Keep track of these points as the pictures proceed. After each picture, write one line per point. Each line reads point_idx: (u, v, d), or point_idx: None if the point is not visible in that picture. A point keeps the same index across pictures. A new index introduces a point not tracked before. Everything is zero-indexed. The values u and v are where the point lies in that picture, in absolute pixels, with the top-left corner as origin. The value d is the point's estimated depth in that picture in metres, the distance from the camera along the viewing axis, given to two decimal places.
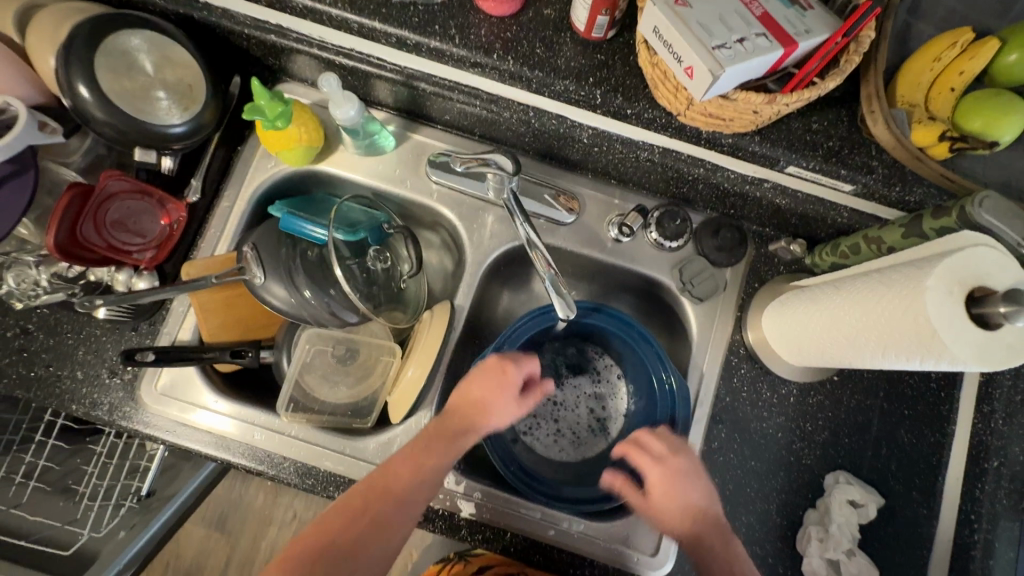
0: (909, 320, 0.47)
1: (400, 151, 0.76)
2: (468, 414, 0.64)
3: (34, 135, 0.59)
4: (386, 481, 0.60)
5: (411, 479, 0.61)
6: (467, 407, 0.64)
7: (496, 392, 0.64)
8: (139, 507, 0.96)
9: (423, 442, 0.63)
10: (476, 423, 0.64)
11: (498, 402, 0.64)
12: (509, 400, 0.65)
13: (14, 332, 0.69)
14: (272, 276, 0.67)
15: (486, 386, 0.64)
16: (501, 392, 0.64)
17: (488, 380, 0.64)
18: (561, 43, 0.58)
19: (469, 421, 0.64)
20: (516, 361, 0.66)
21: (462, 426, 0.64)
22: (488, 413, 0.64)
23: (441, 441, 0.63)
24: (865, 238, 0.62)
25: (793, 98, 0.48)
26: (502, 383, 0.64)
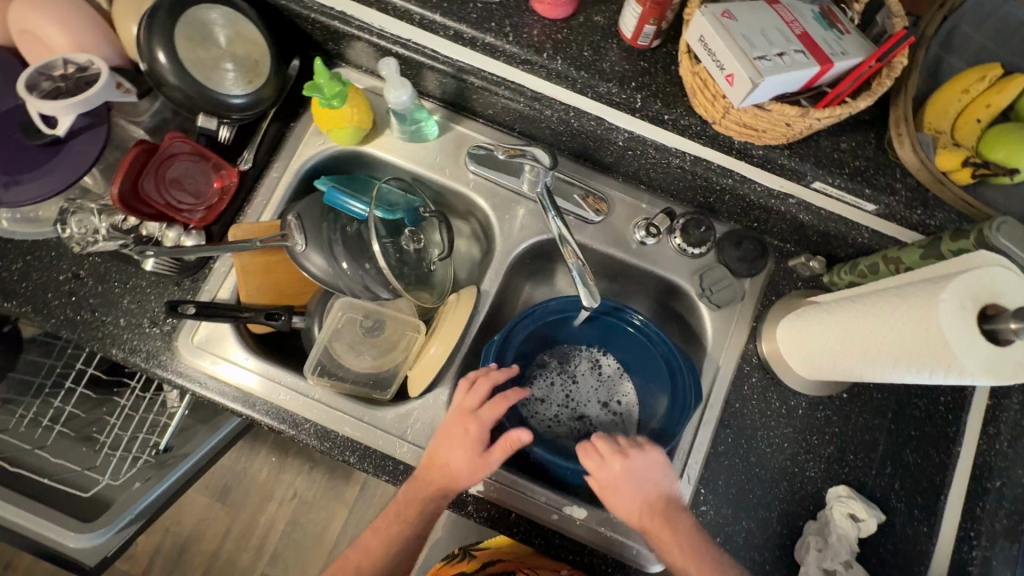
0: (920, 332, 0.49)
1: (442, 141, 0.80)
2: (443, 478, 0.65)
3: (111, 93, 0.64)
4: (387, 526, 0.68)
5: (403, 525, 0.67)
6: (439, 469, 0.65)
7: (460, 455, 0.64)
8: (155, 461, 0.97)
9: (410, 499, 0.66)
10: (452, 484, 0.65)
11: (462, 464, 0.64)
12: (476, 460, 0.65)
13: (67, 276, 0.74)
14: (313, 244, 0.70)
15: (452, 449, 0.65)
16: (470, 454, 0.65)
17: (454, 445, 0.65)
18: (608, 48, 0.62)
19: (443, 483, 0.65)
20: (474, 414, 0.66)
21: (438, 488, 0.65)
22: (455, 477, 0.64)
23: (423, 496, 0.65)
24: (885, 258, 0.65)
25: (826, 114, 0.51)
26: (466, 444, 0.65)
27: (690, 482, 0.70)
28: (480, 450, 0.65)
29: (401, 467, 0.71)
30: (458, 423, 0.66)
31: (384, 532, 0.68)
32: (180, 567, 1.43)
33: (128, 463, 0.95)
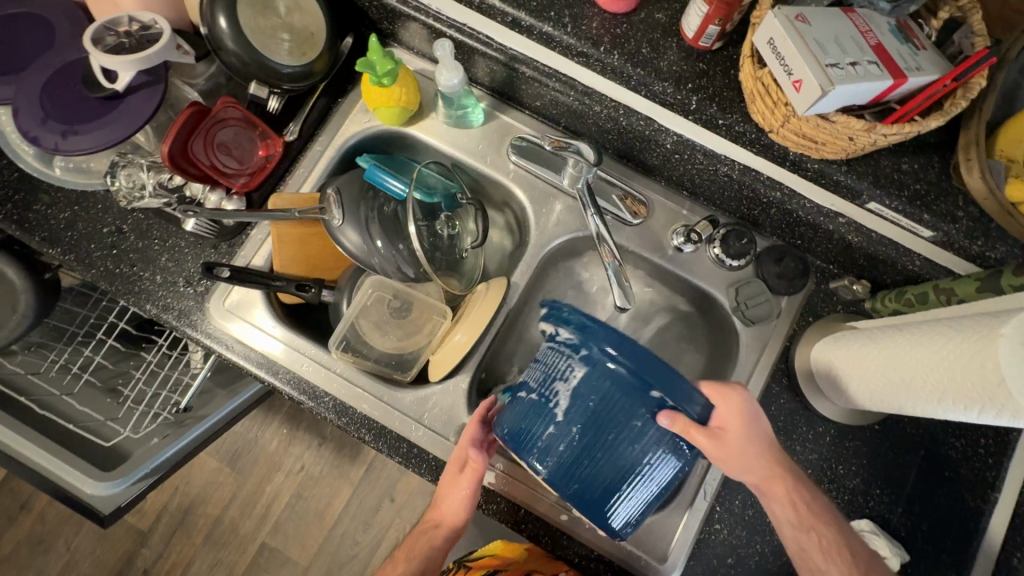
0: (974, 366, 0.47)
1: (486, 128, 0.79)
2: (440, 508, 0.65)
3: (171, 53, 0.65)
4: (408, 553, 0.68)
5: (420, 553, 0.66)
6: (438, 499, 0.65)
7: (441, 475, 0.66)
8: (174, 420, 0.99)
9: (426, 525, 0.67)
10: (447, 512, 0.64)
11: (443, 487, 0.65)
12: (461, 487, 0.63)
13: (110, 229, 0.75)
14: (350, 220, 0.71)
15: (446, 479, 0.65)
16: (452, 487, 0.64)
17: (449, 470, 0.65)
18: (667, 47, 0.61)
19: (440, 514, 0.65)
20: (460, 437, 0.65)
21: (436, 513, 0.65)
22: (439, 500, 0.65)
23: (435, 521, 0.66)
24: (936, 288, 0.62)
25: (893, 130, 0.48)
26: (454, 472, 0.64)
27: (707, 497, 0.68)
28: (454, 474, 0.64)
29: (415, 450, 0.71)
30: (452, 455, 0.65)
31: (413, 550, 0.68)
32: (185, 526, 1.46)
33: (150, 418, 0.98)
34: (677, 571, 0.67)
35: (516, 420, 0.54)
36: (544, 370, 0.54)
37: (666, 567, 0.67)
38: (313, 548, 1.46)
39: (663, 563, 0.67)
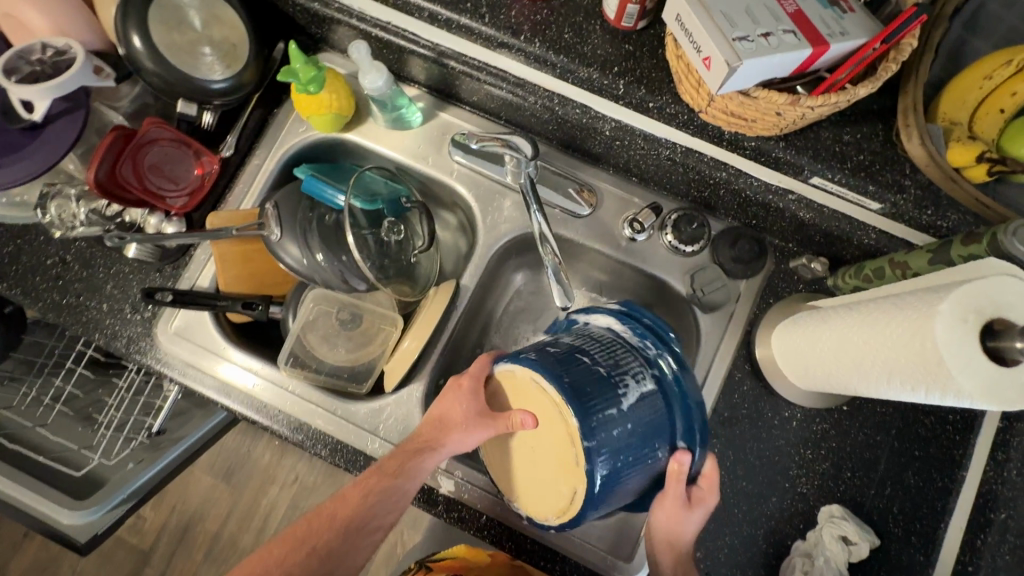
0: (915, 346, 0.44)
1: (427, 128, 0.77)
2: (431, 436, 0.61)
3: (87, 78, 0.64)
4: (366, 485, 0.59)
5: (387, 483, 0.59)
6: (432, 425, 0.61)
7: (455, 408, 0.60)
8: (150, 444, 0.99)
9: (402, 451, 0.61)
10: (439, 442, 0.60)
11: (459, 417, 0.59)
12: (464, 419, 0.58)
13: (54, 260, 0.74)
14: (288, 234, 0.69)
15: (448, 408, 0.60)
16: (468, 421, 0.58)
17: (453, 401, 0.60)
18: (591, 30, 0.58)
19: (430, 441, 0.61)
20: (476, 375, 0.60)
21: (424, 439, 0.61)
22: (450, 431, 0.59)
23: (417, 452, 0.60)
24: (891, 262, 0.59)
25: (819, 102, 0.46)
26: (464, 402, 0.59)
27: None
28: (475, 410, 0.58)
29: (373, 463, 0.70)
30: (463, 387, 0.60)
31: (362, 493, 0.59)
32: (186, 543, 1.47)
33: (125, 443, 0.98)
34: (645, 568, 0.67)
35: (580, 383, 0.51)
36: (611, 357, 0.54)
37: (633, 565, 0.66)
38: None
39: (630, 562, 0.66)
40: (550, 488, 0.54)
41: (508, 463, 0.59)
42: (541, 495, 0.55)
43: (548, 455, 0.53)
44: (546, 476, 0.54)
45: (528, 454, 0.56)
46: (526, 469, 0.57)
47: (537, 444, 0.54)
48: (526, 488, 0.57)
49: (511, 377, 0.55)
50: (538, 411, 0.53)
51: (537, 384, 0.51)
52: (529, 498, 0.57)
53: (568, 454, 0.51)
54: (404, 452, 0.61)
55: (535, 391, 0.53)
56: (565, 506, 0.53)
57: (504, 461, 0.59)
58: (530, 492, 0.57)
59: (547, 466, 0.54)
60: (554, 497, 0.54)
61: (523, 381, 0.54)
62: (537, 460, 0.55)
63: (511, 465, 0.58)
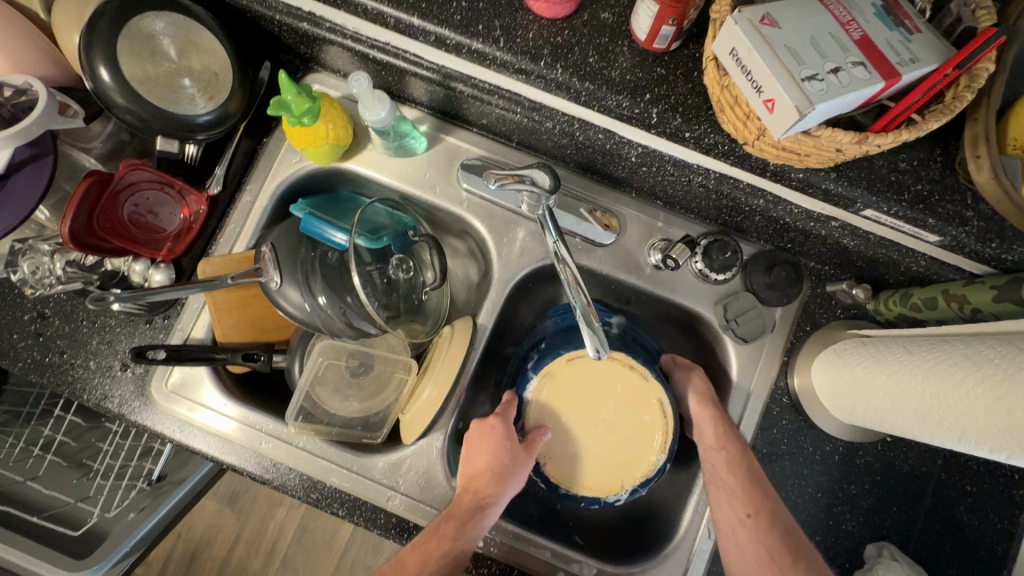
0: (1002, 410, 0.40)
1: (432, 154, 0.71)
2: (482, 489, 0.60)
3: (53, 120, 0.57)
4: (427, 553, 0.55)
5: (448, 547, 0.56)
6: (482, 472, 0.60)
7: (493, 451, 0.61)
8: (150, 490, 0.94)
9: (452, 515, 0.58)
10: (494, 491, 0.60)
11: (502, 457, 0.61)
12: (511, 458, 0.61)
13: (31, 315, 0.68)
14: (288, 279, 0.63)
15: (489, 452, 0.61)
16: (514, 456, 0.62)
17: (487, 446, 0.62)
18: (618, 52, 0.52)
19: (484, 493, 0.60)
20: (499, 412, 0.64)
21: (472, 491, 0.60)
22: (498, 475, 0.60)
23: (472, 504, 0.59)
24: (945, 293, 0.55)
25: (888, 140, 0.41)
26: (499, 442, 0.62)
27: (711, 535, 0.64)
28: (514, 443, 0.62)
29: (394, 519, 0.66)
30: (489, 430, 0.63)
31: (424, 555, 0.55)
32: (193, 570, 1.44)
33: (123, 492, 0.93)
34: None
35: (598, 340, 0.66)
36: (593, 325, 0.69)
37: None
38: None
39: None
40: (636, 425, 0.65)
41: (590, 463, 0.65)
42: (636, 453, 0.65)
43: (620, 407, 0.65)
44: (628, 432, 0.65)
45: (602, 432, 0.65)
46: (611, 442, 0.65)
47: (606, 410, 0.65)
48: (620, 467, 0.65)
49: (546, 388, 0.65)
50: (589, 384, 0.65)
51: (580, 358, 0.65)
52: (628, 471, 0.65)
53: (636, 388, 0.65)
54: (449, 518, 0.58)
55: (576, 371, 0.65)
56: (662, 426, 0.65)
57: (585, 467, 0.65)
58: (628, 466, 0.64)
59: (626, 420, 0.65)
60: (646, 440, 0.65)
61: (560, 373, 0.65)
62: (614, 420, 0.65)
63: (597, 465, 0.65)
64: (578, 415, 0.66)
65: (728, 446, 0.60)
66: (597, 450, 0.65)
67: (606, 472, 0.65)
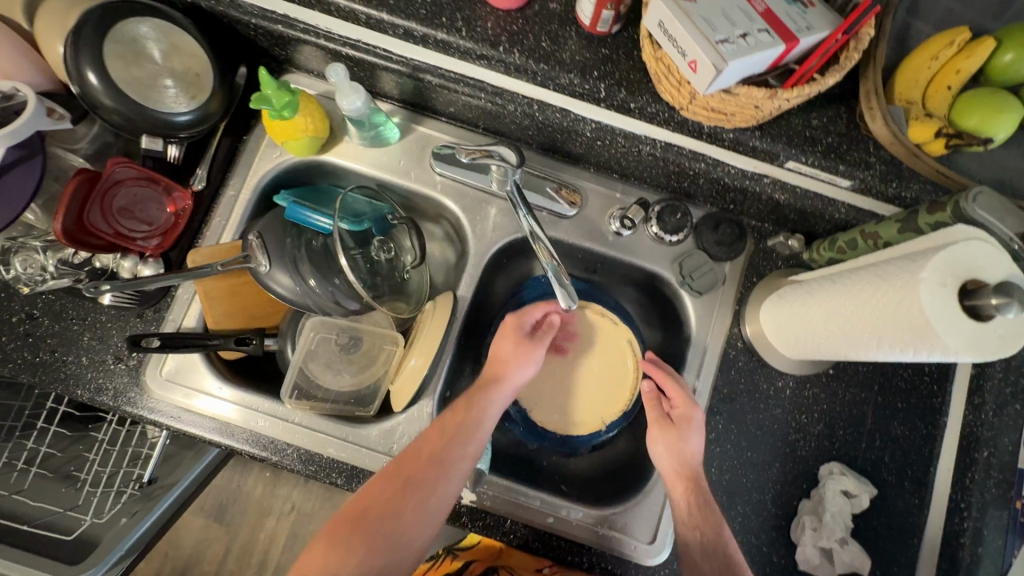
0: (902, 311, 0.48)
1: (405, 143, 0.77)
2: (491, 374, 0.66)
3: (42, 122, 0.60)
4: (423, 450, 0.61)
5: (445, 439, 0.61)
6: (466, 404, 0.64)
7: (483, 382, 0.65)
8: (140, 495, 0.97)
9: (444, 420, 0.62)
10: (502, 374, 0.66)
11: (488, 391, 0.64)
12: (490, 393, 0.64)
13: (20, 316, 0.70)
14: (277, 263, 0.67)
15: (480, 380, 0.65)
16: (487, 391, 0.65)
17: (504, 341, 0.68)
18: (566, 37, 0.59)
19: (496, 376, 0.66)
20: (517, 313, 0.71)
21: (485, 383, 0.65)
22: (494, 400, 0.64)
23: (468, 405, 0.63)
24: (862, 233, 0.63)
25: (794, 94, 0.49)
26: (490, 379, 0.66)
27: None
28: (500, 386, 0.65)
29: None
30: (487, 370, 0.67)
31: (417, 454, 0.60)
32: None
33: (113, 498, 0.94)
34: (667, 549, 0.69)
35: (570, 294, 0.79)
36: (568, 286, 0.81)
37: (655, 547, 0.68)
38: None
39: (652, 543, 0.68)
40: (611, 368, 0.76)
41: (573, 404, 0.75)
42: (613, 393, 0.75)
43: (597, 351, 0.76)
44: (603, 375, 0.76)
45: (583, 378, 0.75)
46: (591, 385, 0.75)
47: (585, 359, 0.76)
48: (599, 407, 0.75)
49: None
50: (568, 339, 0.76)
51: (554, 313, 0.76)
52: (608, 408, 0.75)
53: (605, 337, 0.76)
54: (454, 410, 0.63)
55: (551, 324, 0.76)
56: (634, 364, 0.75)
57: (570, 411, 0.75)
58: (605, 404, 0.75)
59: (600, 365, 0.76)
60: (622, 381, 0.75)
61: None
62: (592, 365, 0.76)
63: (579, 407, 0.75)
64: (560, 366, 0.76)
65: (703, 527, 0.61)
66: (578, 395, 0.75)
67: (591, 411, 0.75)
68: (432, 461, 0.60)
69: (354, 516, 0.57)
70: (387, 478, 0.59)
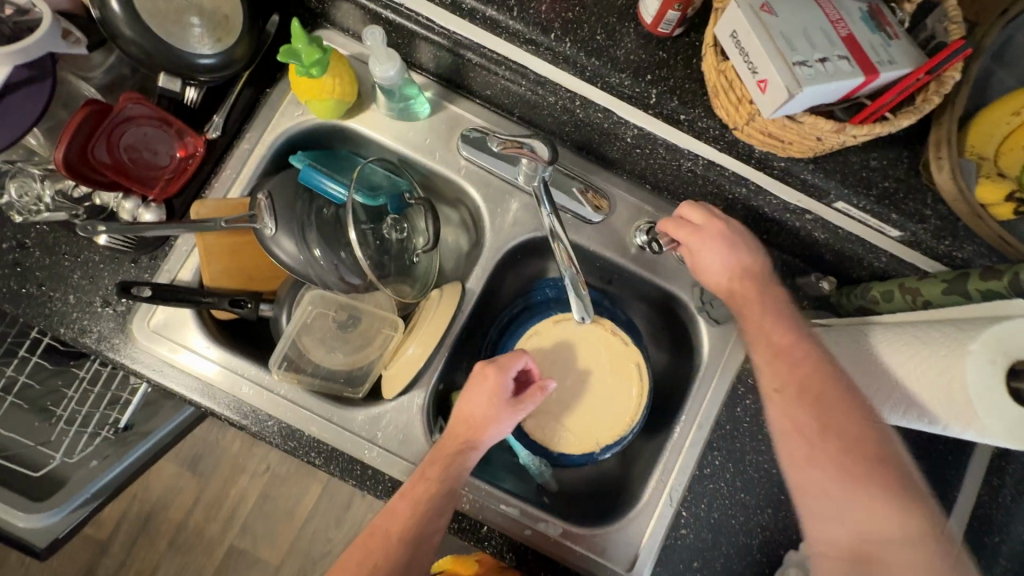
0: (941, 382, 0.45)
1: (434, 120, 0.72)
2: (466, 434, 0.64)
3: (55, 43, 0.56)
4: (394, 524, 0.60)
5: (414, 513, 0.60)
6: (422, 480, 0.61)
7: (445, 452, 0.63)
8: (115, 439, 0.93)
9: (411, 489, 0.61)
10: (475, 437, 0.63)
11: (451, 462, 0.62)
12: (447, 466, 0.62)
13: (11, 244, 0.67)
14: (284, 229, 0.64)
15: (440, 451, 0.63)
16: (445, 464, 0.62)
17: (477, 396, 0.64)
18: (623, 33, 0.55)
19: (466, 439, 0.63)
20: (499, 363, 0.66)
21: (459, 446, 0.63)
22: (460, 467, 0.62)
23: (440, 470, 0.61)
24: (902, 286, 0.60)
25: (863, 132, 0.45)
26: (451, 451, 0.63)
27: (672, 503, 0.68)
28: (457, 458, 0.62)
29: (370, 471, 0.67)
30: (445, 442, 0.64)
31: (385, 533, 0.59)
32: (148, 532, 1.41)
33: (86, 439, 0.92)
34: None
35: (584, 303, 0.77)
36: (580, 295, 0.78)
37: None
38: (284, 547, 1.43)
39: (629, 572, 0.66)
40: (615, 389, 0.72)
41: (568, 419, 0.71)
42: (609, 414, 0.71)
43: (603, 368, 0.72)
44: (606, 393, 0.72)
45: (581, 392, 0.72)
46: (591, 403, 0.72)
47: (589, 373, 0.72)
48: (594, 427, 0.71)
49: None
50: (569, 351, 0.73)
51: (565, 321, 0.73)
52: (601, 428, 0.71)
53: (614, 352, 0.72)
54: (418, 481, 0.61)
55: (560, 332, 0.73)
56: (640, 387, 0.71)
57: (564, 427, 0.71)
58: (601, 425, 0.71)
59: (603, 382, 0.72)
60: (623, 402, 0.71)
61: (546, 332, 0.73)
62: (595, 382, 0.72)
63: (573, 424, 0.71)
64: (562, 376, 0.72)
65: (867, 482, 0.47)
66: (575, 412, 0.72)
67: (586, 429, 0.71)
68: (402, 540, 0.59)
69: None
70: (360, 566, 0.58)
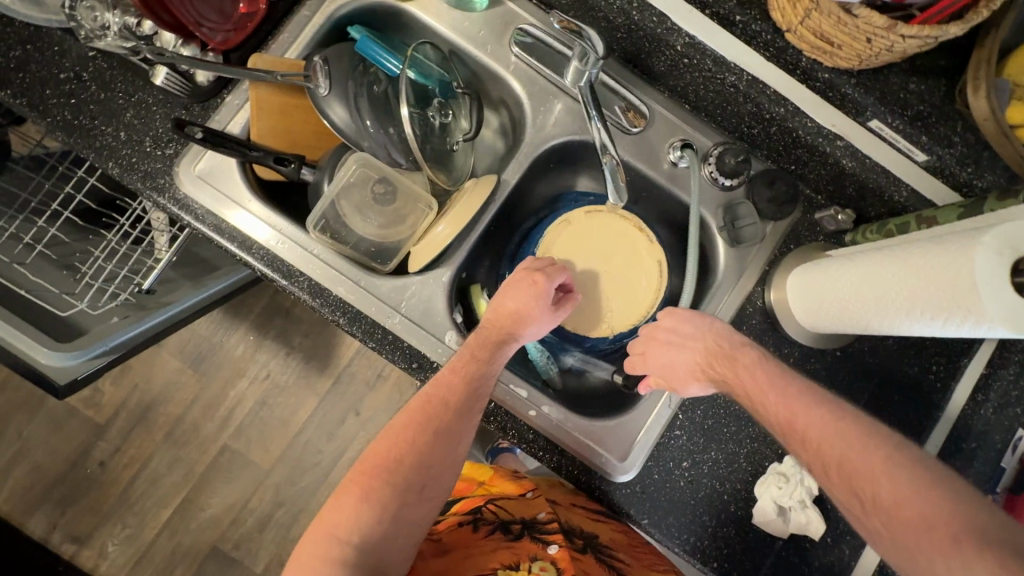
0: (948, 273, 0.48)
1: (489, 14, 0.74)
2: (509, 326, 0.66)
3: None
4: (446, 399, 0.62)
5: (465, 389, 0.62)
6: (471, 361, 0.63)
7: (491, 340, 0.65)
8: (135, 302, 0.96)
9: (460, 367, 0.63)
10: (517, 329, 0.66)
11: (498, 349, 0.64)
12: (492, 352, 0.64)
13: (68, 75, 0.68)
14: (337, 92, 0.67)
15: (483, 336, 0.65)
16: (492, 351, 0.64)
17: (522, 294, 0.66)
18: None
19: (508, 330, 0.66)
20: (544, 271, 0.67)
21: (502, 336, 0.65)
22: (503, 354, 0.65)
23: (486, 354, 0.64)
24: (917, 218, 0.63)
25: (912, 32, 0.46)
26: (495, 339, 0.65)
27: (670, 406, 0.71)
28: (502, 345, 0.65)
29: (390, 337, 0.70)
30: (486, 330, 0.65)
31: (440, 405, 0.62)
32: (144, 424, 1.43)
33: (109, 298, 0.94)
34: (635, 469, 0.70)
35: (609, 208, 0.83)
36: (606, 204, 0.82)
37: (625, 465, 0.70)
38: (276, 453, 1.43)
39: (623, 461, 0.70)
40: (632, 286, 0.76)
41: (586, 306, 0.76)
42: (625, 305, 0.76)
43: (625, 266, 0.76)
44: (624, 287, 0.76)
45: (597, 287, 0.76)
46: (610, 293, 0.76)
47: (607, 273, 0.76)
48: (608, 317, 0.76)
49: (552, 247, 0.76)
50: (594, 248, 0.76)
51: (597, 213, 0.77)
52: (618, 318, 0.76)
53: (635, 254, 0.76)
54: (465, 361, 0.63)
55: (588, 224, 0.77)
56: (656, 283, 0.76)
57: (578, 315, 0.76)
58: (616, 315, 0.76)
59: (620, 279, 0.76)
60: (640, 294, 0.76)
61: (578, 223, 0.76)
62: (616, 276, 0.76)
63: (588, 311, 0.76)
64: (584, 267, 0.76)
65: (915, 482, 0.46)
66: (593, 303, 0.76)
67: (601, 316, 0.76)
68: (457, 410, 0.62)
69: (388, 467, 0.62)
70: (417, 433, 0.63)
